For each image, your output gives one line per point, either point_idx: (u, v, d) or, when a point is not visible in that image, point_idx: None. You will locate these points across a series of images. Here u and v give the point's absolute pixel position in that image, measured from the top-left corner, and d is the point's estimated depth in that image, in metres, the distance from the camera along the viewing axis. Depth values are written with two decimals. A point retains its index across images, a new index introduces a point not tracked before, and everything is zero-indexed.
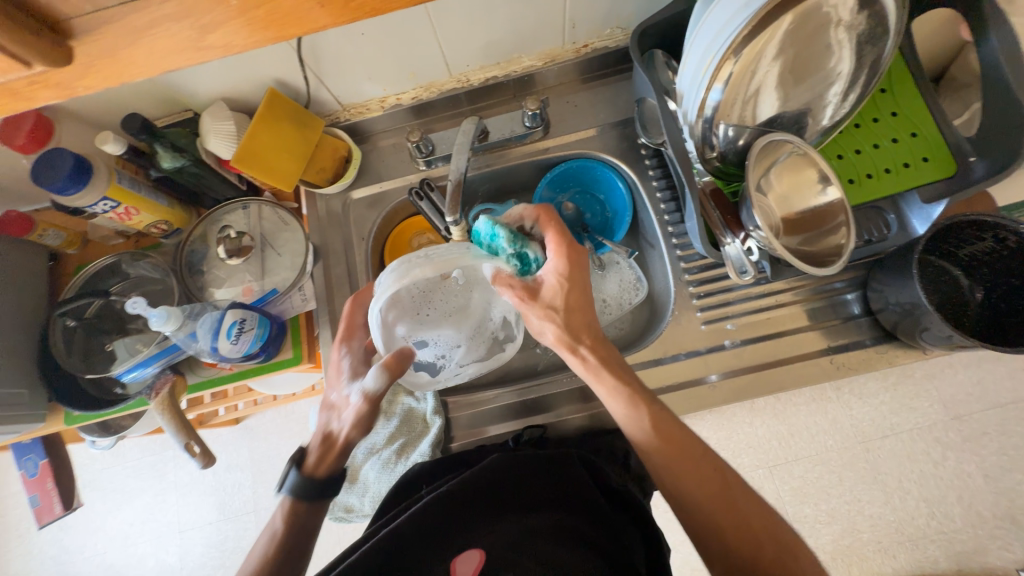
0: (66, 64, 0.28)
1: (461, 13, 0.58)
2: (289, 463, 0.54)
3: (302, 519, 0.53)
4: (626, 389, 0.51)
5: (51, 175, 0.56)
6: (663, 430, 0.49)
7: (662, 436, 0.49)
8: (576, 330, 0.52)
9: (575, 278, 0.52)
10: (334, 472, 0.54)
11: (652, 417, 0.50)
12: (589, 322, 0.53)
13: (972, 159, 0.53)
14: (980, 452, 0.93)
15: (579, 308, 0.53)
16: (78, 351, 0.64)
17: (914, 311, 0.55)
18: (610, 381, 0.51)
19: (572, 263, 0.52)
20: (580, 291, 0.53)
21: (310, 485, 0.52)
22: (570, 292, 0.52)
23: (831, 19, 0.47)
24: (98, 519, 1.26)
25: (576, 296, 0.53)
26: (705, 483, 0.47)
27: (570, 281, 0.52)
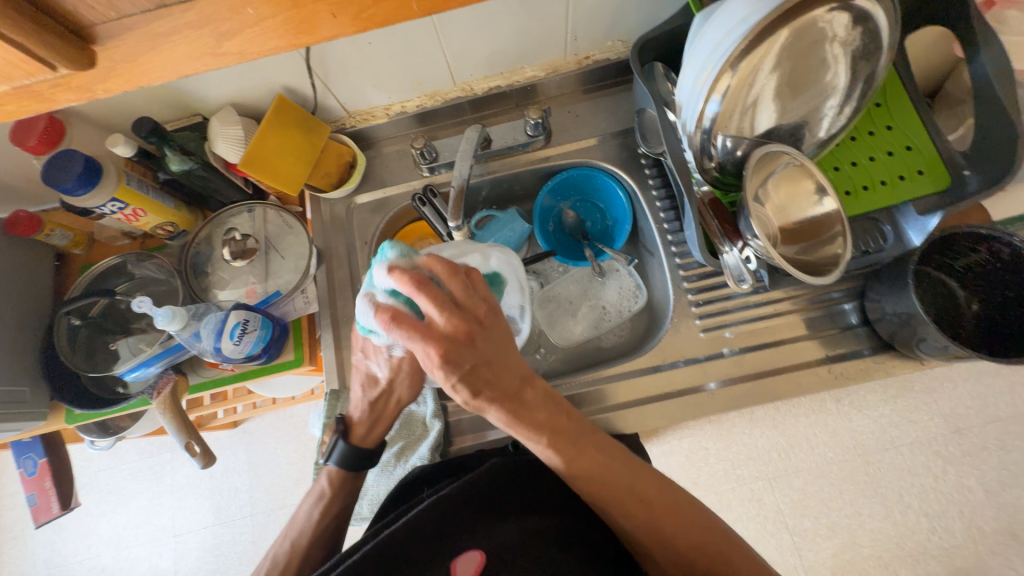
0: (90, 67, 0.29)
1: (466, 24, 0.60)
2: (336, 435, 0.57)
3: (337, 508, 0.58)
4: (547, 438, 0.47)
5: (63, 175, 0.57)
6: (587, 464, 0.47)
7: (586, 470, 0.47)
8: (484, 399, 0.45)
9: (464, 358, 0.42)
10: (382, 438, 0.59)
11: (577, 456, 0.47)
12: (505, 382, 0.45)
13: (967, 172, 0.54)
14: (980, 466, 0.92)
15: (481, 382, 0.43)
16: (81, 349, 0.64)
17: (911, 321, 0.55)
18: (528, 433, 0.47)
19: (455, 346, 0.41)
20: (469, 369, 0.42)
21: (361, 453, 0.58)
22: (464, 371, 0.42)
23: (826, 35, 0.49)
24: (93, 522, 1.25)
25: (470, 373, 0.42)
26: (653, 508, 0.47)
27: (456, 365, 0.41)
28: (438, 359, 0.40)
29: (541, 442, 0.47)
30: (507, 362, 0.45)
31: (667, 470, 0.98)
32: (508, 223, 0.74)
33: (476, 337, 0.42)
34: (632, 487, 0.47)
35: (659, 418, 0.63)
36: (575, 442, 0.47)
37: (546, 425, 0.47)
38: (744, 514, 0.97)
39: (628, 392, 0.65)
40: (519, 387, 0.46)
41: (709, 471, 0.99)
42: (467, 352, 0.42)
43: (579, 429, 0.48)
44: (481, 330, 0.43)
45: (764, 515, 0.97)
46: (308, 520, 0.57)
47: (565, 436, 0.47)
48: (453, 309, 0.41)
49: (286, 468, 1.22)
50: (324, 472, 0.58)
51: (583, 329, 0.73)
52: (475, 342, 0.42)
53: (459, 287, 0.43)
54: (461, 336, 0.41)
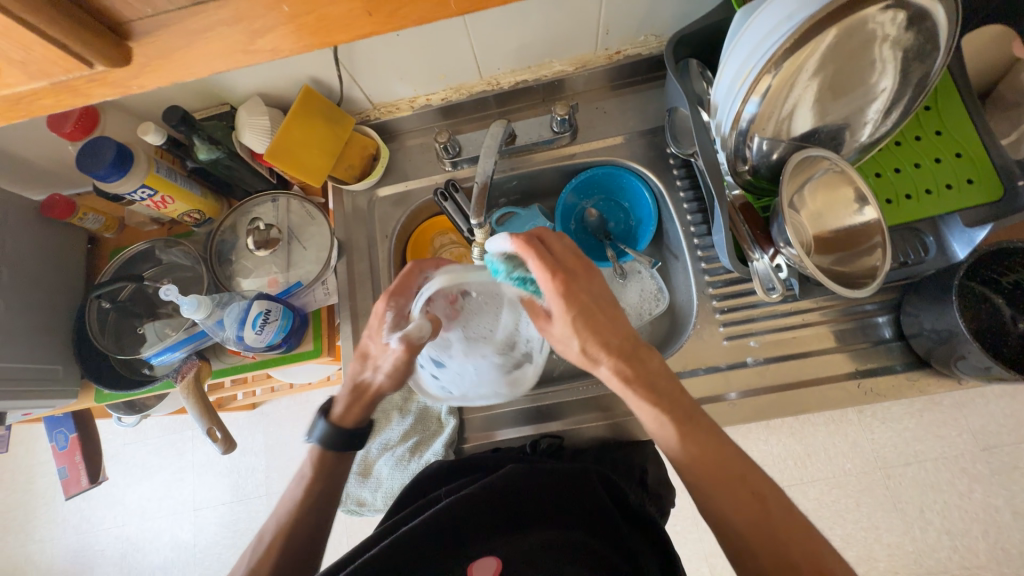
0: (124, 63, 0.29)
1: (495, 17, 0.58)
2: (317, 413, 0.56)
3: (320, 488, 0.56)
4: (665, 404, 0.47)
5: (96, 162, 0.58)
6: (698, 444, 0.46)
7: (696, 450, 0.46)
8: (603, 348, 0.46)
9: (585, 299, 0.46)
10: (362, 420, 0.57)
11: (690, 432, 0.46)
12: (619, 333, 0.47)
13: (1022, 183, 0.50)
14: (1010, 487, 0.88)
15: (596, 331, 0.46)
16: (110, 331, 0.66)
17: (951, 339, 0.53)
18: (644, 398, 0.47)
19: (575, 291, 0.45)
20: (593, 307, 0.46)
21: (341, 433, 0.55)
22: (580, 315, 0.45)
23: (877, 35, 0.46)
24: (119, 492, 1.31)
25: (585, 309, 0.45)
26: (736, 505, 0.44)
27: (573, 301, 0.45)
28: (563, 304, 0.45)
29: (657, 402, 0.46)
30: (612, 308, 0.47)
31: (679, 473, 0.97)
32: (531, 221, 0.73)
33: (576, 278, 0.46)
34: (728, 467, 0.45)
35: None
36: (687, 416, 0.47)
37: (650, 385, 0.47)
38: None
39: None
40: (635, 344, 0.48)
41: None
42: (581, 288, 0.46)
43: (692, 409, 0.48)
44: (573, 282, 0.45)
45: None
46: (292, 499, 0.56)
47: (672, 401, 0.47)
48: (565, 260, 0.47)
49: (301, 451, 1.25)
50: (308, 451, 0.57)
51: None
52: (593, 285, 0.47)
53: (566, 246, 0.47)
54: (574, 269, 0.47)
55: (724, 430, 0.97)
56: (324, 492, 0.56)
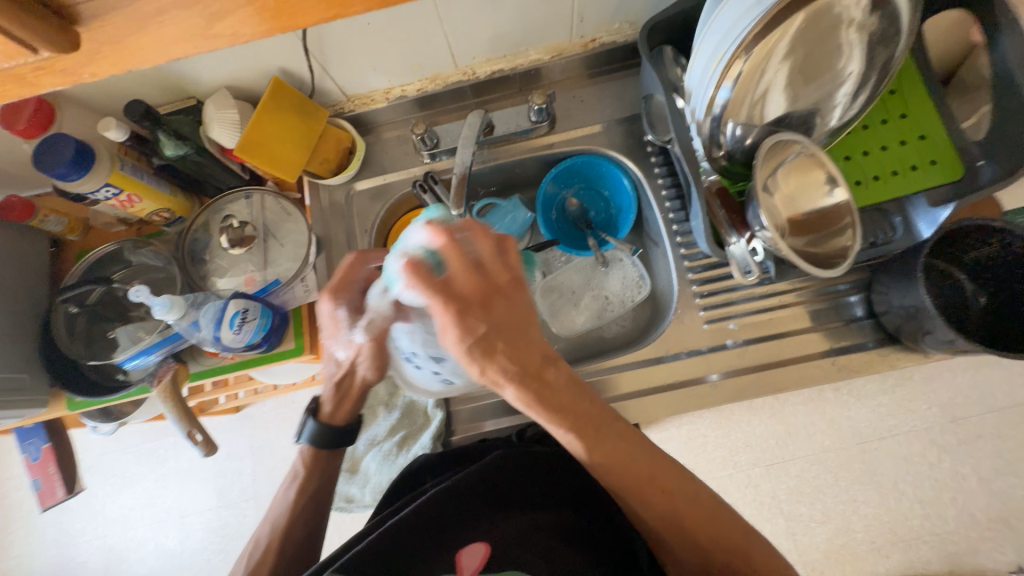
0: (73, 49, 0.28)
1: (467, 4, 0.58)
2: (305, 413, 0.56)
3: (315, 487, 0.56)
4: (569, 422, 0.42)
5: (55, 160, 0.56)
6: (614, 456, 0.43)
7: (610, 462, 0.43)
8: (498, 368, 0.40)
9: (483, 316, 0.39)
10: (353, 417, 0.58)
11: (599, 444, 0.43)
12: (521, 358, 0.41)
13: (980, 163, 0.52)
14: (975, 455, 0.93)
15: (492, 353, 0.40)
16: (81, 336, 0.64)
17: (918, 315, 0.55)
18: (546, 414, 0.42)
19: (474, 306, 0.39)
20: (491, 326, 0.39)
21: (332, 431, 0.56)
22: (475, 338, 0.39)
23: (843, 20, 0.47)
24: (98, 503, 1.27)
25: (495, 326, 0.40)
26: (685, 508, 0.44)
27: (474, 322, 0.39)
28: (455, 323, 0.39)
29: (565, 424, 0.42)
30: (523, 327, 0.41)
31: None
32: (512, 211, 0.72)
33: (494, 297, 0.40)
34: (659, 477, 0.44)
35: (659, 409, 0.63)
36: (598, 428, 0.43)
37: (556, 403, 0.42)
38: (741, 499, 0.99)
39: (628, 383, 0.64)
40: (539, 364, 0.42)
41: (707, 457, 1.00)
42: (488, 308, 0.40)
43: (603, 416, 0.44)
44: (490, 296, 0.40)
45: (761, 500, 0.99)
46: (285, 500, 0.56)
47: (580, 417, 0.43)
48: (473, 271, 0.40)
49: (287, 453, 1.23)
50: (299, 450, 0.57)
51: (585, 320, 0.73)
52: (500, 301, 0.40)
53: (485, 248, 0.41)
54: (484, 293, 0.40)
55: (708, 414, 0.99)
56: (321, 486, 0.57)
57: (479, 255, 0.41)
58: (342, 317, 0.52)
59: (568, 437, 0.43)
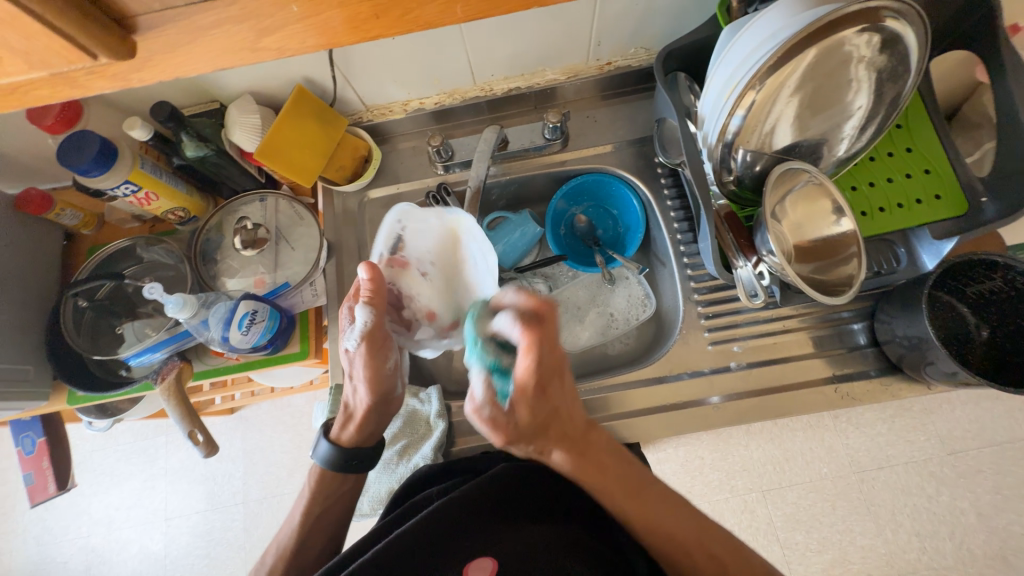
0: (126, 56, 0.29)
1: (490, 25, 0.59)
2: (319, 433, 0.57)
3: (319, 510, 0.55)
4: (611, 485, 0.47)
5: (79, 156, 0.57)
6: (650, 518, 0.47)
7: (647, 522, 0.46)
8: (547, 442, 0.46)
9: (551, 402, 0.45)
10: (366, 441, 0.56)
11: (642, 505, 0.47)
12: (572, 425, 0.47)
13: (984, 200, 0.53)
14: (974, 489, 0.93)
15: (547, 429, 0.45)
16: (87, 330, 0.64)
17: (921, 345, 0.55)
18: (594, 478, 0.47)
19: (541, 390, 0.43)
20: (553, 408, 0.45)
21: (342, 454, 0.55)
22: (538, 416, 0.44)
23: (853, 56, 0.49)
24: (85, 501, 1.25)
25: (550, 413, 0.45)
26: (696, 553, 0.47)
27: (541, 407, 0.44)
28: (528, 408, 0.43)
29: (607, 485, 0.47)
30: (574, 403, 0.47)
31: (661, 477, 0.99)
32: (521, 225, 0.74)
33: (557, 381, 0.45)
34: (681, 534, 0.47)
35: (663, 429, 0.63)
36: (637, 487, 0.48)
37: (599, 464, 0.47)
38: (737, 525, 0.98)
39: (632, 401, 0.65)
40: (585, 429, 0.48)
41: (704, 480, 0.99)
42: (552, 390, 0.44)
43: (638, 477, 0.49)
44: (554, 382, 0.44)
45: (757, 527, 0.97)
46: (293, 521, 0.56)
47: (620, 476, 0.48)
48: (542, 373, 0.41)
49: (280, 457, 1.22)
50: (311, 469, 0.57)
51: (590, 336, 0.73)
52: (562, 380, 0.45)
53: (555, 345, 0.41)
54: (553, 376, 0.44)
55: (706, 436, 0.99)
56: (339, 509, 0.57)
57: (547, 358, 0.41)
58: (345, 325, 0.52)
59: (611, 499, 0.47)
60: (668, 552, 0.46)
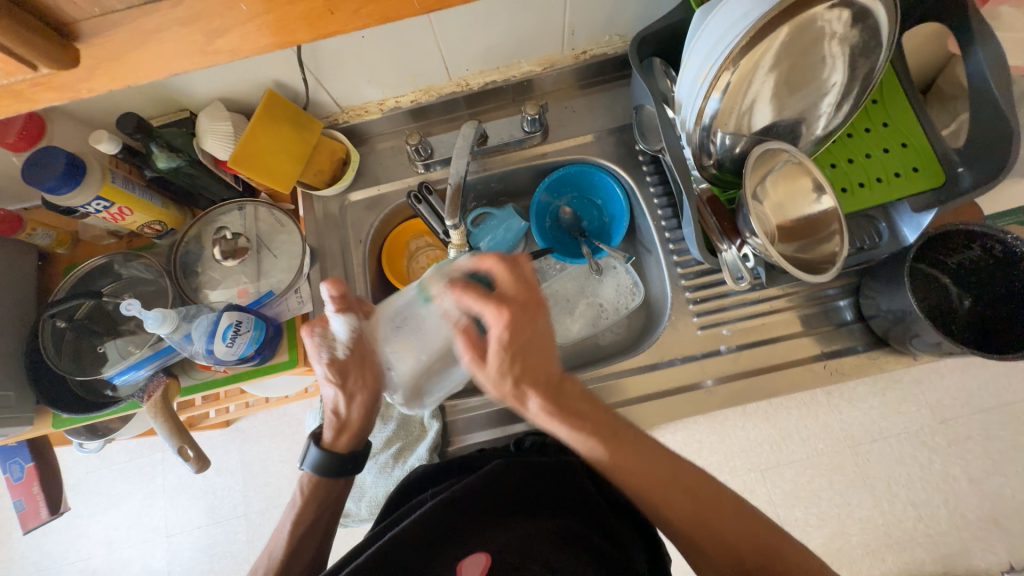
0: (69, 66, 0.28)
1: (462, 17, 0.58)
2: (308, 441, 0.56)
3: (312, 518, 0.55)
4: (589, 427, 0.47)
5: (44, 173, 0.55)
6: (631, 463, 0.46)
7: (627, 469, 0.46)
8: (525, 382, 0.47)
9: (526, 331, 0.47)
10: (356, 445, 0.57)
11: (622, 452, 0.46)
12: (547, 366, 0.48)
13: (961, 170, 0.54)
14: (965, 455, 0.94)
15: (519, 372, 0.47)
16: (68, 352, 0.62)
17: (905, 318, 0.56)
18: (568, 423, 0.47)
19: (519, 314, 0.46)
20: (524, 344, 0.47)
21: (336, 459, 0.55)
22: (509, 350, 0.46)
23: (825, 33, 0.49)
24: (83, 523, 1.23)
25: (524, 347, 0.47)
26: (687, 510, 0.46)
27: (515, 337, 0.46)
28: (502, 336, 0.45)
29: (584, 429, 0.46)
30: (550, 347, 0.49)
31: None
32: (505, 221, 0.74)
33: (536, 312, 0.47)
34: (663, 478, 0.46)
35: (657, 416, 0.63)
36: (614, 434, 0.47)
37: (574, 409, 0.48)
38: None
39: (624, 390, 0.65)
40: (559, 377, 0.49)
41: (703, 463, 1.00)
42: (525, 325, 0.46)
43: (617, 423, 0.48)
44: (529, 316, 0.47)
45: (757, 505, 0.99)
46: (282, 531, 0.55)
47: (597, 424, 0.47)
48: (517, 284, 0.47)
49: (279, 467, 1.21)
50: (301, 478, 0.56)
51: (580, 327, 0.73)
52: (536, 317, 0.47)
53: (530, 272, 0.48)
54: (526, 308, 0.47)
55: (702, 419, 1.00)
56: (332, 513, 0.57)
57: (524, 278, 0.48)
58: (315, 346, 0.52)
59: (591, 448, 0.46)
60: (650, 495, 0.46)
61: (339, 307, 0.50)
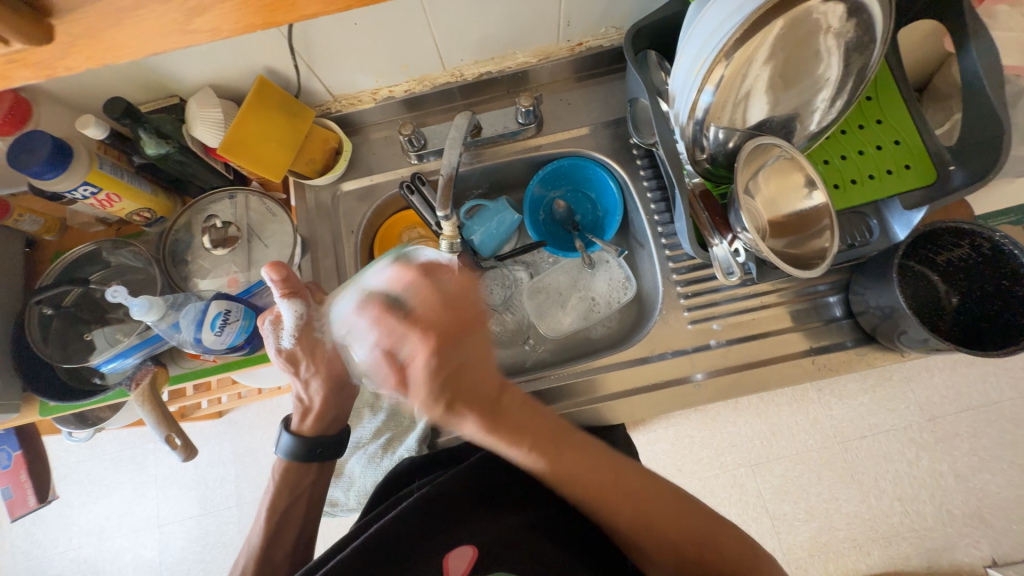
0: (47, 42, 0.28)
1: (455, 6, 0.58)
2: (279, 427, 0.57)
3: (285, 505, 0.56)
4: (530, 441, 0.43)
5: (30, 158, 0.54)
6: (572, 468, 0.44)
7: (570, 474, 0.44)
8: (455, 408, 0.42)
9: (455, 354, 0.43)
10: (325, 430, 0.58)
11: (560, 458, 0.44)
12: (481, 385, 0.43)
13: (952, 168, 0.54)
14: (952, 452, 0.96)
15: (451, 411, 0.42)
16: (55, 339, 0.61)
17: (893, 314, 0.56)
18: (509, 439, 0.43)
19: (447, 337, 0.43)
20: (455, 370, 0.42)
21: (306, 443, 0.56)
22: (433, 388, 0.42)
23: (820, 26, 0.48)
24: (74, 513, 1.23)
25: (454, 376, 0.42)
26: (630, 513, 0.44)
27: (444, 362, 0.42)
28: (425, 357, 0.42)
29: (524, 445, 0.43)
30: (486, 362, 0.44)
31: (652, 457, 1.01)
32: (498, 213, 0.73)
33: (466, 333, 0.44)
34: (605, 482, 0.44)
35: (646, 408, 0.64)
36: (556, 441, 0.44)
37: (513, 426, 0.43)
38: (727, 500, 1.00)
39: (613, 383, 0.65)
40: (497, 392, 0.44)
41: (694, 458, 1.01)
42: (453, 351, 0.43)
43: (557, 428, 0.45)
44: (456, 335, 0.43)
45: (746, 500, 1.00)
46: (259, 520, 0.55)
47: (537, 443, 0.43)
48: (441, 306, 0.44)
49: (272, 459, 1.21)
50: (274, 465, 0.57)
51: (572, 320, 0.73)
52: (467, 336, 0.44)
53: (454, 283, 0.46)
54: (457, 330, 0.44)
55: (694, 415, 1.00)
56: (314, 500, 0.58)
57: (452, 293, 0.45)
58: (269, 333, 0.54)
59: (531, 458, 0.43)
60: (597, 501, 0.44)
61: (284, 293, 0.52)
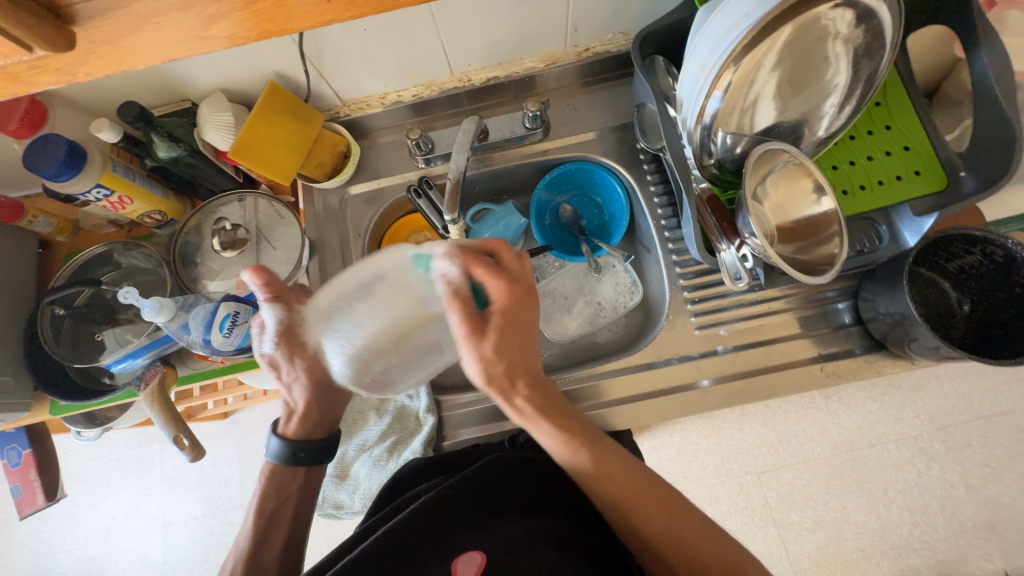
0: (68, 49, 0.28)
1: (464, 12, 0.58)
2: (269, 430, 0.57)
3: (272, 507, 0.55)
4: (577, 439, 0.48)
5: (45, 161, 0.55)
6: (609, 471, 0.47)
7: (608, 478, 0.46)
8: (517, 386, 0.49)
9: (518, 324, 0.48)
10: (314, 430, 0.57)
11: (598, 459, 0.47)
12: (531, 356, 0.50)
13: (963, 174, 0.53)
14: (963, 463, 0.94)
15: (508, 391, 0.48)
16: (67, 339, 0.62)
17: (904, 321, 0.56)
18: (553, 429, 0.48)
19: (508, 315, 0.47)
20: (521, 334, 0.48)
21: (291, 446, 0.56)
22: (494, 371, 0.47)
23: (829, 32, 0.48)
24: (81, 512, 1.24)
25: (520, 332, 0.48)
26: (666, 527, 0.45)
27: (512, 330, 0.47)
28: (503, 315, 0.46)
29: (570, 433, 0.48)
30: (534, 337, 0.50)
31: (657, 464, 1.00)
32: (504, 217, 0.73)
33: (530, 302, 0.48)
34: (642, 488, 0.46)
35: (651, 414, 0.63)
36: (595, 445, 0.48)
37: (556, 416, 0.49)
38: (733, 508, 0.99)
39: (619, 389, 0.65)
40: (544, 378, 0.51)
41: (699, 465, 1.00)
42: (524, 313, 0.48)
43: (592, 433, 0.49)
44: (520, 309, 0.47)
45: (753, 508, 0.99)
46: (246, 525, 0.54)
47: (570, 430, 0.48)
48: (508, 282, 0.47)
49: None
50: (262, 467, 0.57)
51: (578, 325, 0.73)
52: (532, 299, 0.49)
53: (517, 262, 0.49)
54: (528, 293, 0.48)
55: (700, 421, 0.99)
56: (303, 501, 0.57)
57: (511, 268, 0.48)
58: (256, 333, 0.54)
59: (573, 461, 0.48)
60: (627, 509, 0.46)
61: (268, 296, 0.52)
